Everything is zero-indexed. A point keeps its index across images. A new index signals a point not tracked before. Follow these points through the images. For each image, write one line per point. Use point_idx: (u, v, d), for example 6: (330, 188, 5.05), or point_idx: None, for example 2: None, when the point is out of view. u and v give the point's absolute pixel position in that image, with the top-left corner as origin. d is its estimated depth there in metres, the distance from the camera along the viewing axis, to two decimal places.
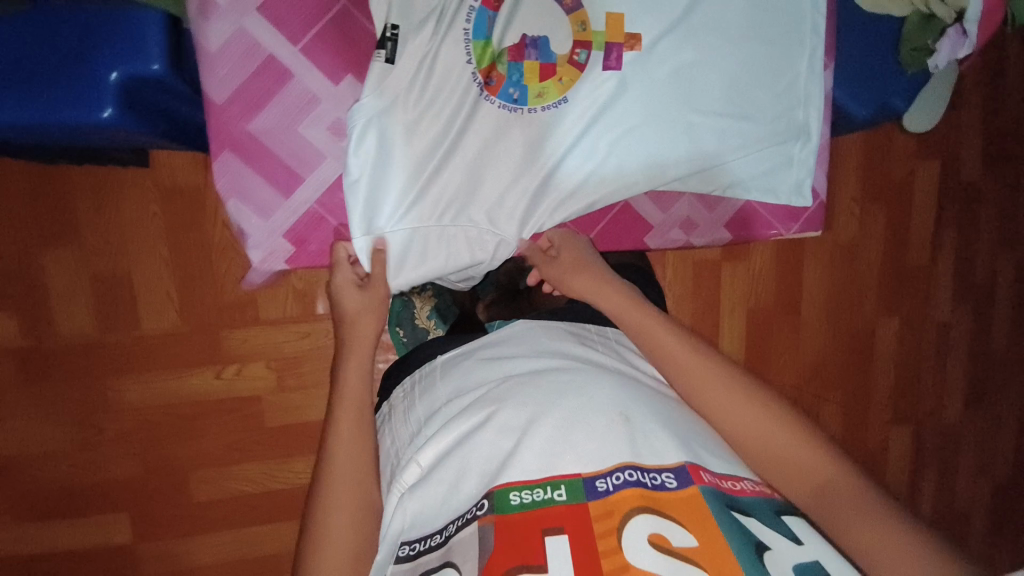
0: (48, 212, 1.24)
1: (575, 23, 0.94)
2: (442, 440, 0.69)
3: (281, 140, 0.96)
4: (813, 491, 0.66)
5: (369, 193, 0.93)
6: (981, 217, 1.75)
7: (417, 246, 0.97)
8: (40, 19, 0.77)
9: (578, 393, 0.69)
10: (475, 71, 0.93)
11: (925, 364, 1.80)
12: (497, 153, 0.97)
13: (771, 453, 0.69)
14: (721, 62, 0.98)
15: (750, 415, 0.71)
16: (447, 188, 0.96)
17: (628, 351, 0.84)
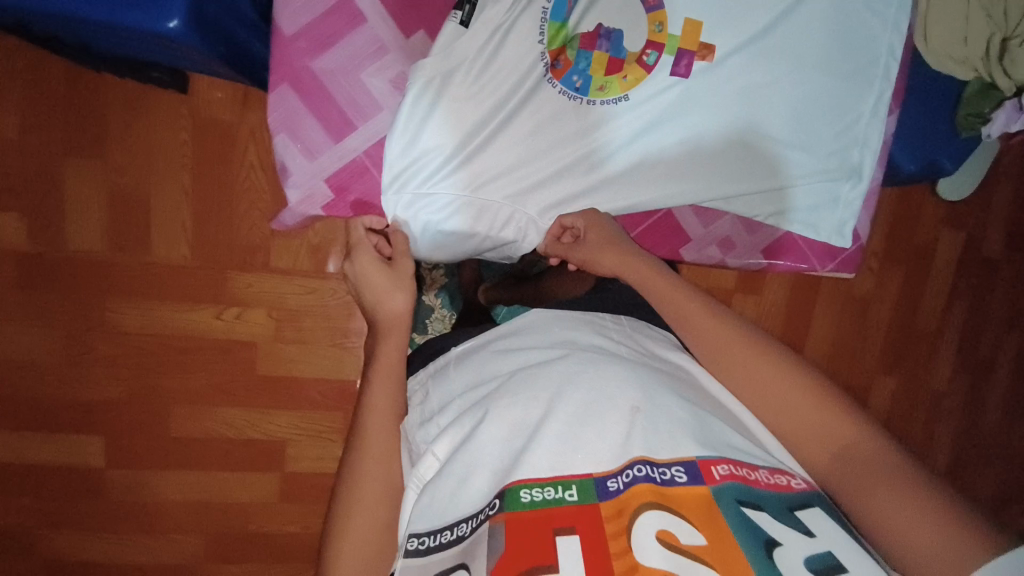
0: (79, 122, 1.23)
1: (653, 22, 0.94)
2: (457, 430, 0.67)
3: (340, 83, 0.94)
4: (835, 459, 0.62)
5: (411, 157, 0.94)
6: (995, 295, 1.76)
7: (453, 213, 0.97)
8: None
9: (595, 383, 0.66)
10: (544, 51, 0.93)
11: (913, 431, 1.80)
12: (550, 138, 0.97)
13: (791, 416, 0.66)
14: (784, 88, 0.98)
15: (775, 380, 0.67)
16: (494, 163, 0.97)
17: (657, 342, 0.78)
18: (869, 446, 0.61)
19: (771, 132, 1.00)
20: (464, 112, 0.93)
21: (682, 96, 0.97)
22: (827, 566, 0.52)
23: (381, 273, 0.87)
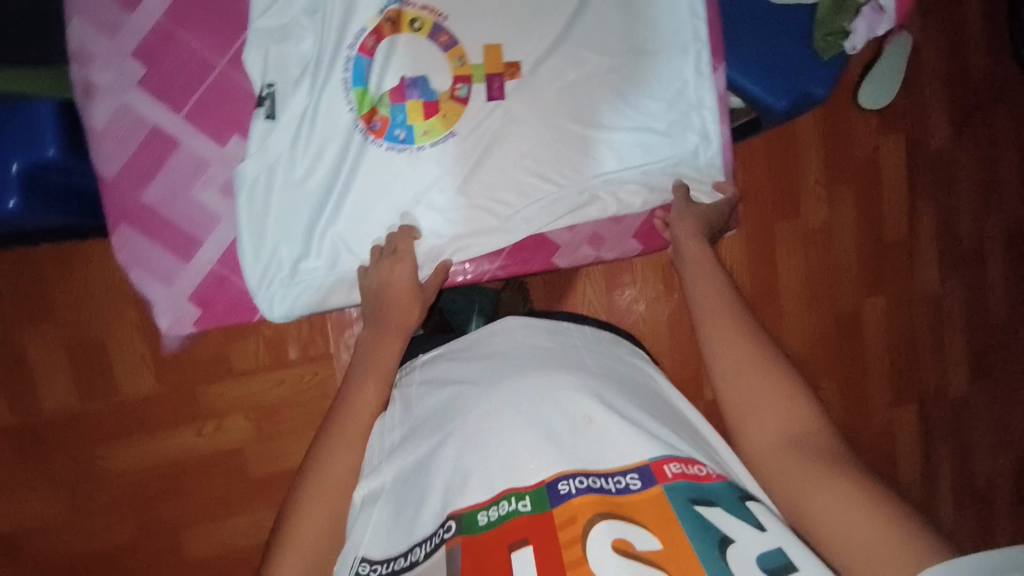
0: (21, 291, 1.28)
1: (453, 58, 0.93)
2: (411, 450, 0.73)
3: (177, 207, 0.93)
4: (783, 452, 0.66)
5: (268, 251, 0.93)
6: (959, 184, 1.72)
7: (332, 289, 0.96)
8: None
9: (555, 396, 0.72)
10: (357, 118, 0.93)
11: (922, 341, 1.74)
12: (392, 194, 0.95)
13: (756, 404, 0.70)
14: (612, 75, 0.96)
15: (749, 377, 0.71)
16: (345, 233, 0.95)
17: (617, 348, 0.86)
18: (819, 442, 0.66)
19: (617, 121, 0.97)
20: (298, 195, 0.93)
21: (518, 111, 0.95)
22: (777, 565, 0.57)
23: (409, 294, 0.90)
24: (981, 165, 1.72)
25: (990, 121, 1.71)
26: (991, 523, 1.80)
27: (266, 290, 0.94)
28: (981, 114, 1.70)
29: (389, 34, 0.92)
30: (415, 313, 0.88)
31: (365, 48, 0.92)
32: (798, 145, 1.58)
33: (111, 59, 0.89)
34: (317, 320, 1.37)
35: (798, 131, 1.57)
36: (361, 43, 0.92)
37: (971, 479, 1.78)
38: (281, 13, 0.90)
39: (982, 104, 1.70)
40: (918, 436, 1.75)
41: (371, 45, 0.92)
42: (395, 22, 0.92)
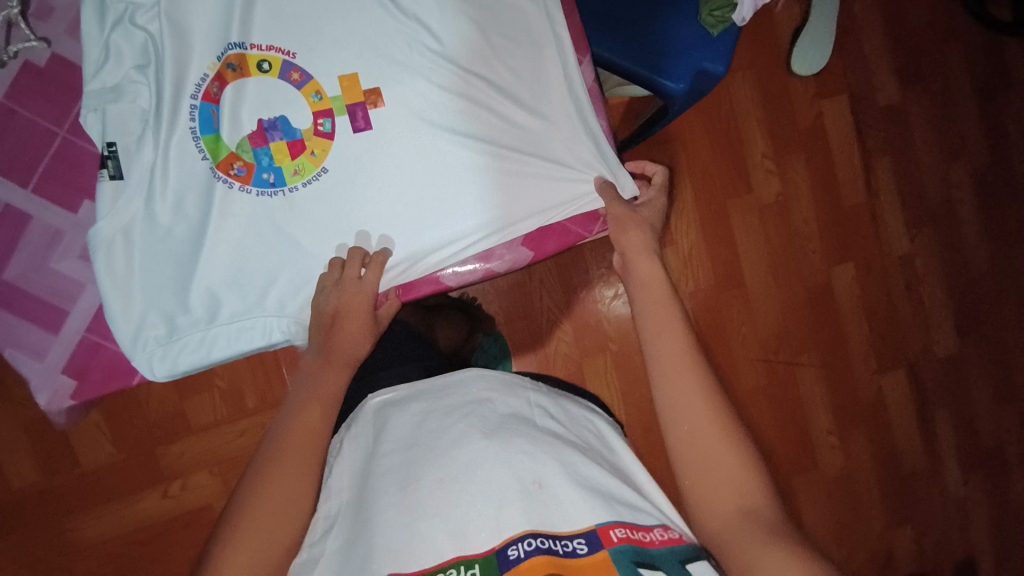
0: None
1: (307, 94, 0.65)
2: (348, 521, 0.52)
3: (40, 281, 0.64)
4: (738, 508, 0.52)
5: (152, 303, 0.64)
6: (915, 136, 1.63)
7: (188, 343, 0.65)
8: None
9: (501, 455, 0.53)
10: (214, 166, 0.64)
11: (901, 303, 1.63)
12: (248, 242, 0.65)
13: (702, 444, 0.56)
14: (525, 20, 0.68)
15: (700, 418, 0.57)
16: (203, 292, 0.65)
17: (571, 403, 0.66)
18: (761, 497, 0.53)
19: (540, 87, 0.69)
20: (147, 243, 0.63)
21: (423, 84, 0.66)
22: None
23: (360, 324, 0.65)
24: (935, 109, 1.63)
25: (938, 66, 1.62)
26: (1005, 487, 1.66)
27: (146, 352, 0.63)
28: (928, 60, 1.61)
29: (233, 76, 0.63)
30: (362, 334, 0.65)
31: (209, 94, 0.63)
32: (736, 122, 1.54)
33: None
34: (271, 366, 1.29)
35: (734, 108, 1.53)
36: (202, 86, 0.63)
37: (974, 442, 1.65)
38: (110, 69, 0.61)
39: (927, 50, 1.61)
40: (913, 402, 1.63)
41: (215, 90, 0.63)
42: (238, 63, 0.63)
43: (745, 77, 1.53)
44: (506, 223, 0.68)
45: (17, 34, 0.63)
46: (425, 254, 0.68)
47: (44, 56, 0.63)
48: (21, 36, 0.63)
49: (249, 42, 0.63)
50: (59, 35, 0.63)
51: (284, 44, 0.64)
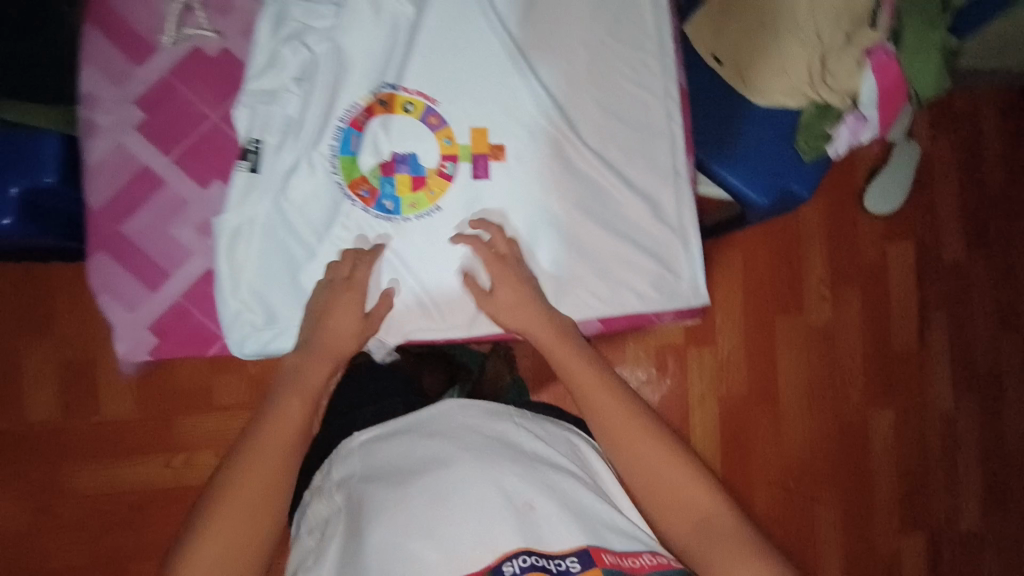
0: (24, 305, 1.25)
1: (440, 138, 0.71)
2: (338, 541, 0.53)
3: (153, 241, 0.67)
4: (692, 518, 0.56)
5: (260, 295, 0.68)
6: (974, 297, 1.62)
7: (282, 333, 0.69)
8: None
9: (484, 479, 0.54)
10: (342, 184, 0.70)
11: (933, 462, 1.59)
12: (354, 255, 0.70)
13: (657, 485, 0.58)
14: (647, 111, 0.73)
15: (629, 430, 0.61)
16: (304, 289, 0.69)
17: (554, 423, 0.65)
18: (728, 519, 0.55)
19: (647, 176, 0.73)
20: (268, 236, 0.68)
21: (536, 151, 0.72)
22: None
23: (351, 313, 0.66)
24: (999, 275, 1.63)
25: (1009, 235, 1.63)
26: None
27: (241, 333, 0.67)
28: (1000, 227, 1.63)
29: (382, 111, 0.70)
30: (352, 326, 0.66)
31: (355, 120, 0.70)
32: (800, 243, 1.56)
33: (112, 106, 0.66)
34: None
35: (800, 229, 1.56)
36: (351, 113, 0.70)
37: None
38: (272, 76, 0.67)
39: (1001, 219, 1.62)
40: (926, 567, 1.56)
41: (362, 118, 0.70)
42: (387, 100, 0.70)
43: (817, 202, 1.57)
44: (583, 294, 0.73)
45: (190, 19, 0.67)
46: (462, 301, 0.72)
47: (212, 44, 0.67)
48: (195, 23, 0.67)
49: (400, 84, 0.70)
50: (233, 33, 0.68)
51: (430, 92, 0.71)
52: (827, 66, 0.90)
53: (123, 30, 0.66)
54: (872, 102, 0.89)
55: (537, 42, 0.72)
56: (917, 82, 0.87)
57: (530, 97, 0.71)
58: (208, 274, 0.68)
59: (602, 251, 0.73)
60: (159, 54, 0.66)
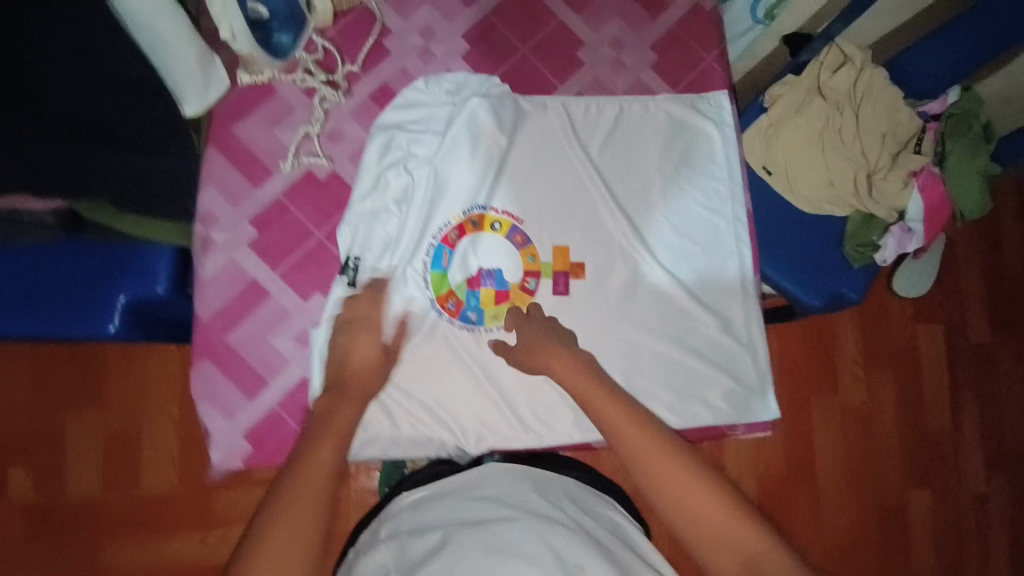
0: (64, 369, 1.15)
1: (524, 255, 0.75)
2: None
3: (255, 351, 0.70)
4: (741, 563, 0.50)
5: None
6: (1001, 379, 1.64)
7: (377, 441, 0.73)
8: (72, 249, 0.71)
9: (536, 539, 0.54)
10: (432, 297, 0.74)
11: (967, 547, 1.57)
12: (446, 369, 0.74)
13: (701, 521, 0.52)
14: (717, 234, 0.77)
15: (668, 470, 0.55)
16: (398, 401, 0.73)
17: (594, 498, 0.67)
18: (782, 561, 0.49)
19: (717, 295, 0.77)
20: None
21: (616, 268, 0.76)
22: None
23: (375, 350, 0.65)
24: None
25: None
26: None
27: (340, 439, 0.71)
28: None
29: (473, 229, 0.74)
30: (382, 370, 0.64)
31: (447, 237, 0.74)
32: (833, 325, 1.59)
33: (229, 224, 0.70)
34: None
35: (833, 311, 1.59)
36: (443, 230, 0.74)
37: None
38: (374, 199, 0.73)
39: None
40: None
41: (454, 235, 0.74)
42: (478, 220, 0.74)
43: None
44: (660, 407, 0.75)
45: (307, 145, 0.72)
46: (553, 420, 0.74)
47: (323, 169, 0.73)
48: (310, 149, 0.72)
49: (490, 204, 0.75)
50: (343, 158, 0.73)
51: (517, 211, 0.75)
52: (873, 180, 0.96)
53: (241, 152, 0.71)
54: (918, 216, 0.95)
55: (616, 168, 0.77)
56: (963, 203, 0.91)
57: (610, 218, 0.77)
58: (303, 383, 0.70)
59: (677, 364, 0.75)
60: (274, 177, 0.72)
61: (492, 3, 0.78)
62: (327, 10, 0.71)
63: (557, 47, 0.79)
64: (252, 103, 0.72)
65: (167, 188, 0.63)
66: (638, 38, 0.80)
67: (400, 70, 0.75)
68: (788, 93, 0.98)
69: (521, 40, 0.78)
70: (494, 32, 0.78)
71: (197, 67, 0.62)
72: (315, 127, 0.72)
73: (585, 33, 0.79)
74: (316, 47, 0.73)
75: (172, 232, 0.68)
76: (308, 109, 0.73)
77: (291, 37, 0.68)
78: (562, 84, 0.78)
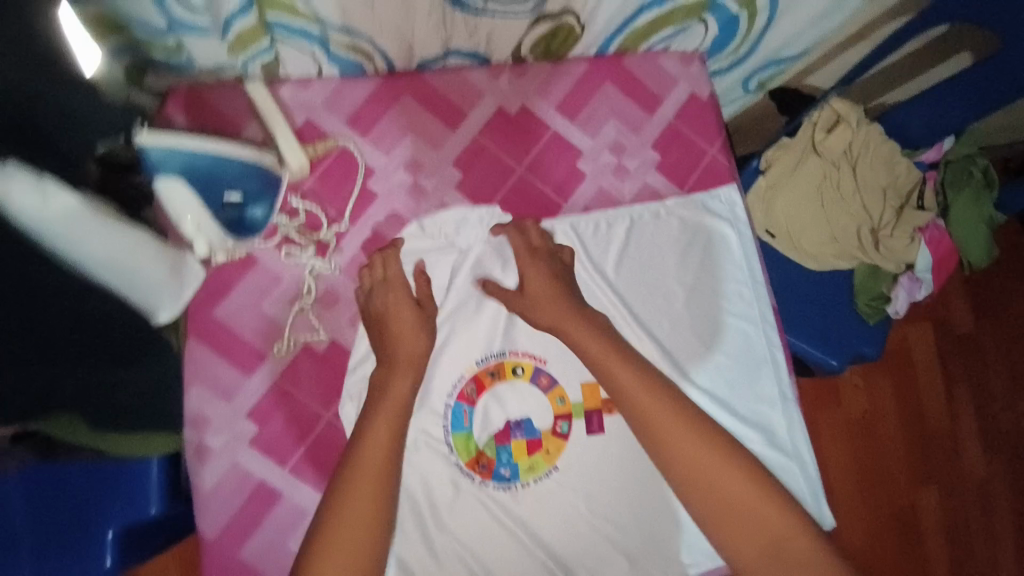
0: None
1: (553, 398, 0.69)
2: None
3: (276, 560, 0.61)
4: (763, 543, 0.53)
5: None
6: (987, 355, 1.45)
7: None
8: (45, 476, 0.61)
9: None
10: (458, 462, 0.67)
11: (983, 538, 1.39)
12: (489, 535, 0.67)
13: (724, 504, 0.54)
14: (750, 342, 0.73)
15: (687, 442, 0.56)
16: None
17: None
18: (798, 540, 0.53)
19: (756, 405, 0.73)
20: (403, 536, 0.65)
21: None
22: None
23: (413, 316, 0.62)
24: None
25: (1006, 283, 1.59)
26: None
27: None
28: None
29: (490, 381, 0.69)
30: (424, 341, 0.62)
31: (463, 393, 0.68)
32: None
33: (225, 424, 0.62)
34: None
35: None
36: (458, 387, 0.68)
37: None
38: None
39: None
40: None
41: (470, 389, 0.69)
42: (496, 370, 0.69)
43: None
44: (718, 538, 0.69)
45: (300, 318, 0.64)
46: (609, 558, 0.69)
47: (323, 343, 0.64)
48: (305, 322, 0.64)
49: (508, 349, 0.70)
50: (341, 325, 0.65)
51: (538, 353, 0.70)
52: (879, 237, 0.94)
53: (226, 340, 0.62)
54: (929, 268, 0.94)
55: (635, 286, 0.72)
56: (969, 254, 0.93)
57: (635, 340, 0.71)
58: None
59: None
60: (269, 363, 0.63)
61: (478, 123, 0.71)
62: (303, 167, 0.63)
63: (554, 162, 0.73)
64: (231, 280, 0.63)
65: (148, 401, 0.54)
66: (638, 140, 0.74)
67: (390, 213, 0.68)
68: (784, 156, 0.94)
69: (515, 159, 0.72)
70: (485, 155, 0.71)
71: (169, 280, 0.52)
72: (305, 299, 0.64)
73: (582, 142, 0.73)
74: (297, 208, 0.65)
75: (163, 443, 0.57)
76: (297, 275, 0.65)
77: (266, 209, 0.60)
78: (567, 202, 0.73)
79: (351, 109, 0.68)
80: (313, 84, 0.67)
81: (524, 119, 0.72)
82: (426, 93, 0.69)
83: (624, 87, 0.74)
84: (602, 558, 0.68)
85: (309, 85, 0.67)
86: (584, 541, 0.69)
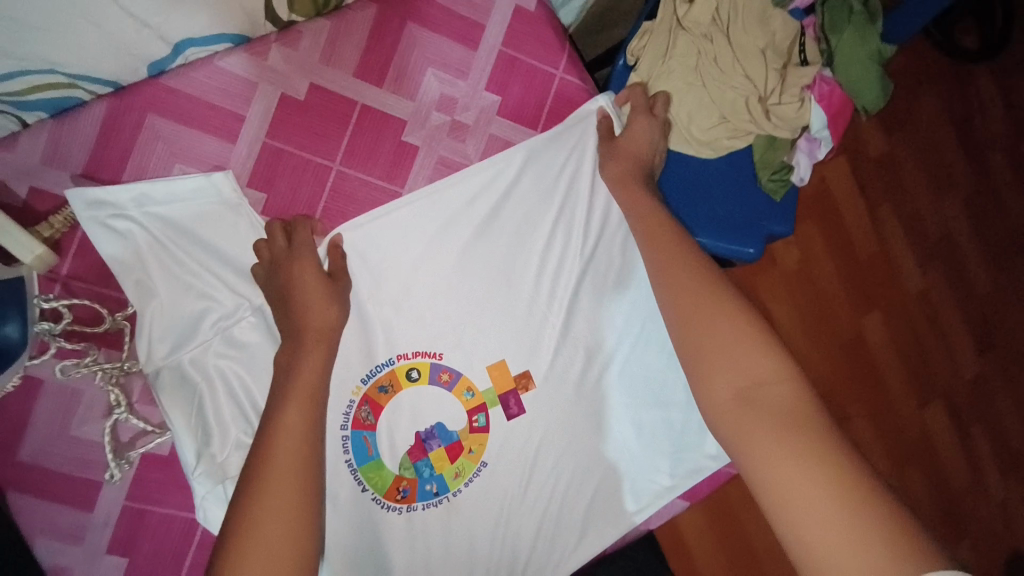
0: None
1: (460, 393, 0.62)
2: None
3: None
4: (739, 388, 0.48)
5: None
6: (908, 167, 1.22)
7: None
8: None
9: None
10: (376, 496, 0.59)
11: (929, 348, 1.23)
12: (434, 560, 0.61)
13: (711, 343, 0.50)
14: None
15: (689, 281, 0.53)
16: None
17: None
18: (784, 390, 0.47)
19: None
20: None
21: (551, 365, 0.63)
22: None
23: None
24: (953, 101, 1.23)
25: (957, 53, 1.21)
26: None
27: None
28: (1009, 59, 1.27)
29: (386, 397, 0.60)
30: None
31: (358, 420, 0.59)
32: None
33: (86, 569, 0.53)
34: None
35: None
36: (350, 415, 0.59)
37: None
38: (217, 452, 0.54)
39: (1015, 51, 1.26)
40: (957, 437, 1.23)
41: (364, 413, 0.59)
42: (389, 382, 0.60)
43: None
44: (659, 479, 0.66)
45: (124, 425, 0.54)
46: (566, 538, 0.64)
47: (163, 442, 0.55)
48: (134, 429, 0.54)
49: (395, 354, 0.61)
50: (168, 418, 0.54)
51: (431, 347, 0.61)
52: (769, 105, 0.84)
53: (42, 483, 0.52)
54: (823, 127, 0.86)
55: (506, 254, 0.62)
56: (864, 100, 0.84)
57: (532, 308, 0.63)
58: None
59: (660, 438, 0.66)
60: (105, 492, 0.53)
61: (263, 123, 0.56)
62: (40, 255, 0.49)
63: (373, 142, 0.60)
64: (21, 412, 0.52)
65: None
66: (467, 87, 0.62)
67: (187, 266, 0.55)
68: (650, 43, 0.83)
69: (325, 152, 0.58)
70: (286, 160, 0.57)
71: None
72: (115, 408, 0.53)
73: (401, 107, 0.60)
74: (55, 307, 0.52)
75: None
76: (96, 386, 0.53)
77: (18, 326, 0.48)
78: (404, 186, 0.61)
79: (88, 155, 0.52)
80: (20, 138, 0.51)
81: (317, 100, 0.58)
82: (177, 106, 0.54)
83: (430, 23, 0.60)
84: (557, 536, 0.63)
85: (13, 144, 0.51)
86: (538, 531, 0.63)
